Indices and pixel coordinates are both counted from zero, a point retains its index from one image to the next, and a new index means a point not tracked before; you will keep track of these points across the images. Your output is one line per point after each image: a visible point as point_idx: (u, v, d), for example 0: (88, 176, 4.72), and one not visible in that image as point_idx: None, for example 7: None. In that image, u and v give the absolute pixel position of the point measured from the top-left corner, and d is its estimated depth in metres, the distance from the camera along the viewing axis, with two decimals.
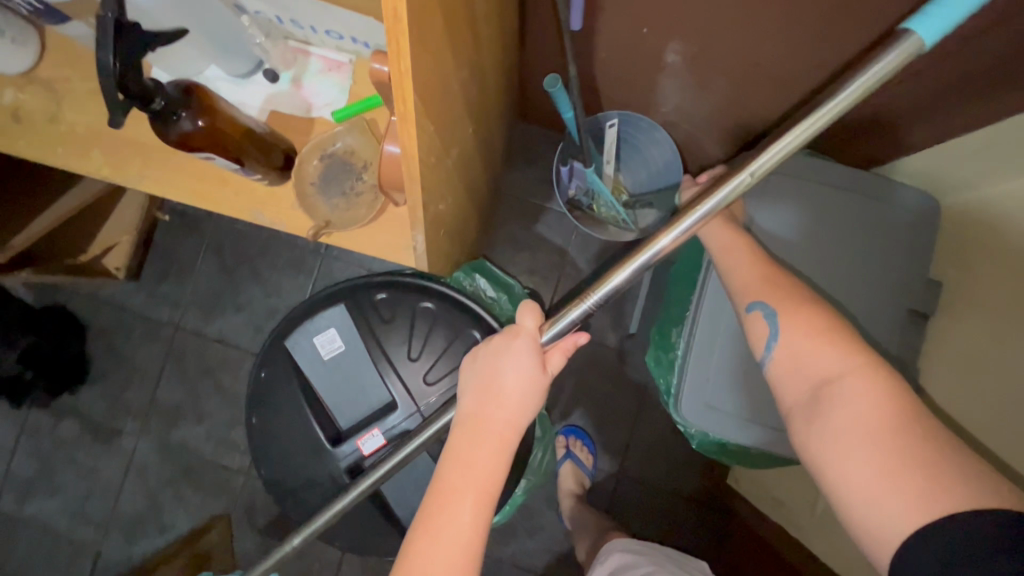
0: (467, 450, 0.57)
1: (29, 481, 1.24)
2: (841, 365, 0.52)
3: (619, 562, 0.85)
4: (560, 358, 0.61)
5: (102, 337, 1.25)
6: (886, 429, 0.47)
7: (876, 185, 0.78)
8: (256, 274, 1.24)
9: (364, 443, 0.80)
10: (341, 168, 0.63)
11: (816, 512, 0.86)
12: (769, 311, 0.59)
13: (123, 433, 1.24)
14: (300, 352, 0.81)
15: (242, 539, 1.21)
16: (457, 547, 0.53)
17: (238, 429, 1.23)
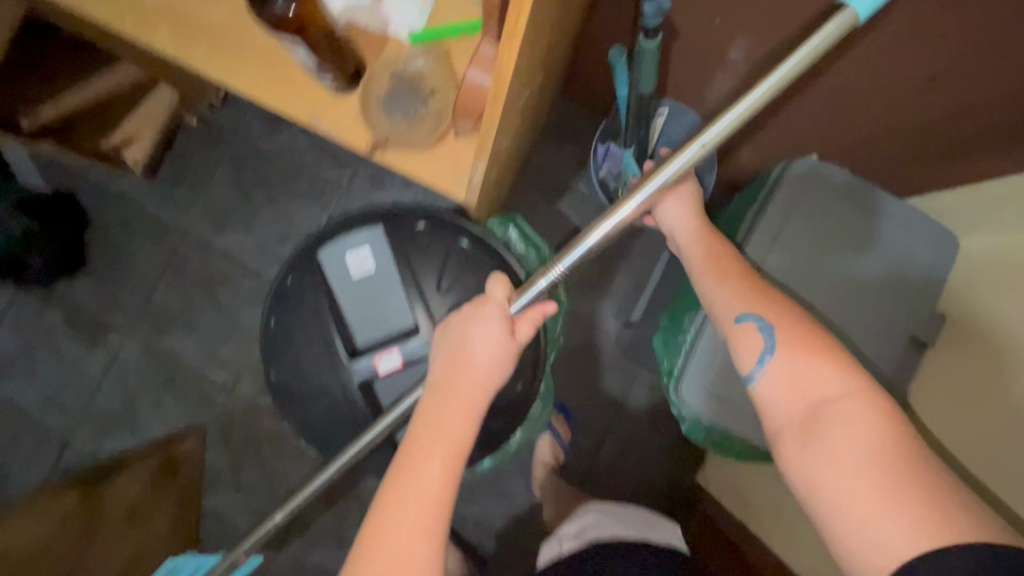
0: (436, 413, 0.61)
1: (8, 359, 1.22)
2: (839, 384, 0.55)
3: (599, 510, 0.94)
4: (529, 326, 0.67)
5: (106, 229, 1.22)
6: (884, 457, 0.49)
7: (860, 224, 0.81)
8: (273, 199, 1.23)
9: (381, 362, 0.81)
10: (408, 91, 0.62)
11: (781, 517, 0.94)
12: (763, 324, 0.62)
13: (111, 329, 1.22)
14: (330, 264, 0.81)
15: (214, 453, 1.22)
16: (426, 497, 0.55)
17: (228, 347, 1.23)
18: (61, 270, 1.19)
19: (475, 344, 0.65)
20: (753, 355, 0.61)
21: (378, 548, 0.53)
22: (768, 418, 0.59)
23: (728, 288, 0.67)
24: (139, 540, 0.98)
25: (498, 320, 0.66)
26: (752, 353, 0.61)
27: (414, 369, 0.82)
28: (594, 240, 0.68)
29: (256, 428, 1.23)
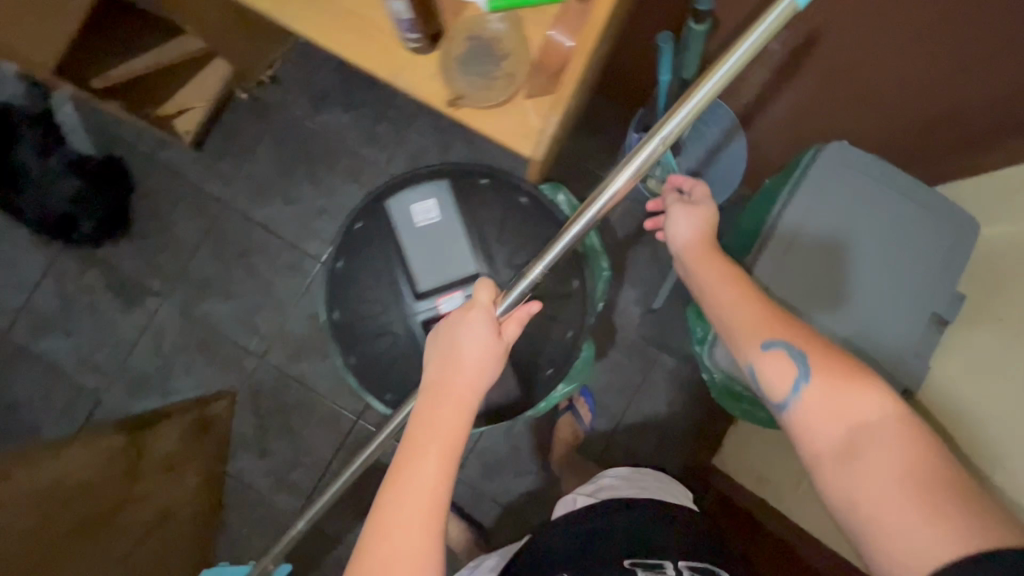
0: (431, 413, 0.61)
1: (47, 317, 1.25)
2: (879, 409, 0.54)
3: (621, 471, 1.04)
4: (515, 327, 0.66)
5: (150, 196, 1.27)
6: (928, 482, 0.49)
7: (862, 236, 0.85)
8: (312, 174, 1.28)
9: (444, 302, 0.83)
10: (485, 52, 0.68)
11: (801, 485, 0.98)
12: (796, 352, 0.59)
13: (149, 293, 1.26)
14: (397, 210, 0.85)
15: (241, 418, 1.25)
16: (420, 497, 0.56)
17: (261, 315, 1.27)
18: (105, 234, 1.23)
19: (464, 346, 0.64)
20: (787, 384, 0.59)
21: (375, 544, 0.55)
22: (803, 444, 0.57)
23: (739, 310, 0.65)
24: (170, 494, 1.03)
25: (484, 323, 0.64)
26: (786, 381, 0.59)
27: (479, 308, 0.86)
28: (573, 236, 0.66)
29: (283, 395, 1.26)
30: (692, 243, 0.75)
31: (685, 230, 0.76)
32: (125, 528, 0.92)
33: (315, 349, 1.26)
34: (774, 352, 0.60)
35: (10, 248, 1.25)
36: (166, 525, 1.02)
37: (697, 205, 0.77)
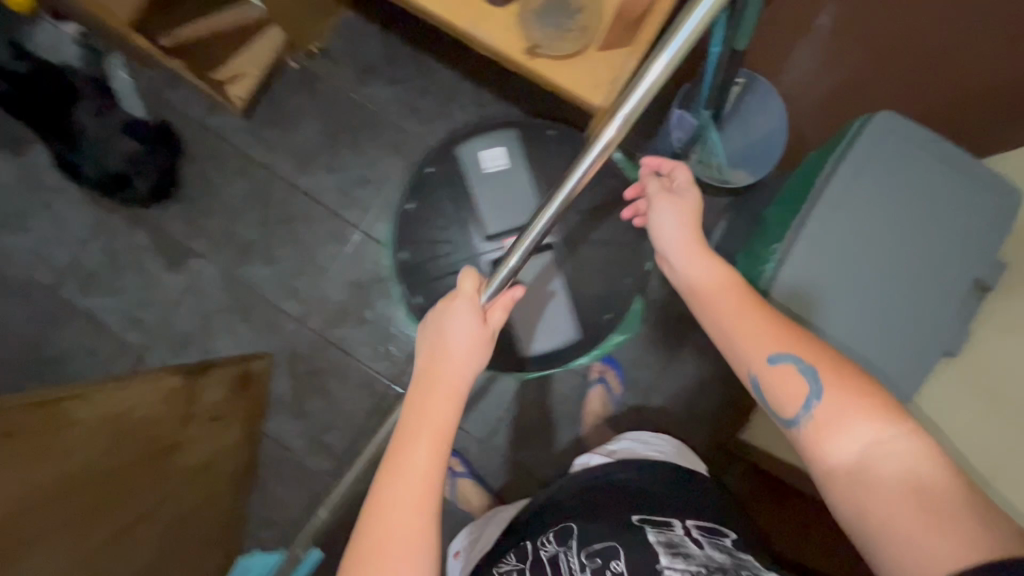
0: (423, 401, 0.69)
1: (92, 274, 1.29)
2: (890, 429, 0.59)
3: (637, 437, 1.10)
4: (501, 312, 0.74)
5: (198, 160, 1.30)
6: (936, 496, 0.54)
7: (884, 235, 0.85)
8: (356, 145, 1.30)
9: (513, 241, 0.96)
10: (558, 10, 0.81)
11: None
12: (807, 368, 0.64)
13: (193, 254, 1.29)
14: (471, 157, 0.99)
15: (278, 379, 1.28)
16: (414, 484, 0.63)
17: (301, 280, 1.30)
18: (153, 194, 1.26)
19: (451, 339, 0.71)
20: (798, 399, 0.64)
21: (375, 523, 0.62)
22: (815, 459, 0.62)
23: (748, 320, 0.69)
24: (215, 444, 1.05)
25: (468, 314, 0.72)
26: (797, 399, 0.64)
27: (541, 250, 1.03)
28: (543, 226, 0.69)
29: (319, 359, 1.29)
30: (680, 237, 0.79)
31: (666, 220, 0.80)
32: (181, 468, 0.94)
33: (352, 315, 1.29)
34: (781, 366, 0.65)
35: (61, 206, 1.29)
36: (209, 474, 1.04)
37: (679, 196, 0.81)
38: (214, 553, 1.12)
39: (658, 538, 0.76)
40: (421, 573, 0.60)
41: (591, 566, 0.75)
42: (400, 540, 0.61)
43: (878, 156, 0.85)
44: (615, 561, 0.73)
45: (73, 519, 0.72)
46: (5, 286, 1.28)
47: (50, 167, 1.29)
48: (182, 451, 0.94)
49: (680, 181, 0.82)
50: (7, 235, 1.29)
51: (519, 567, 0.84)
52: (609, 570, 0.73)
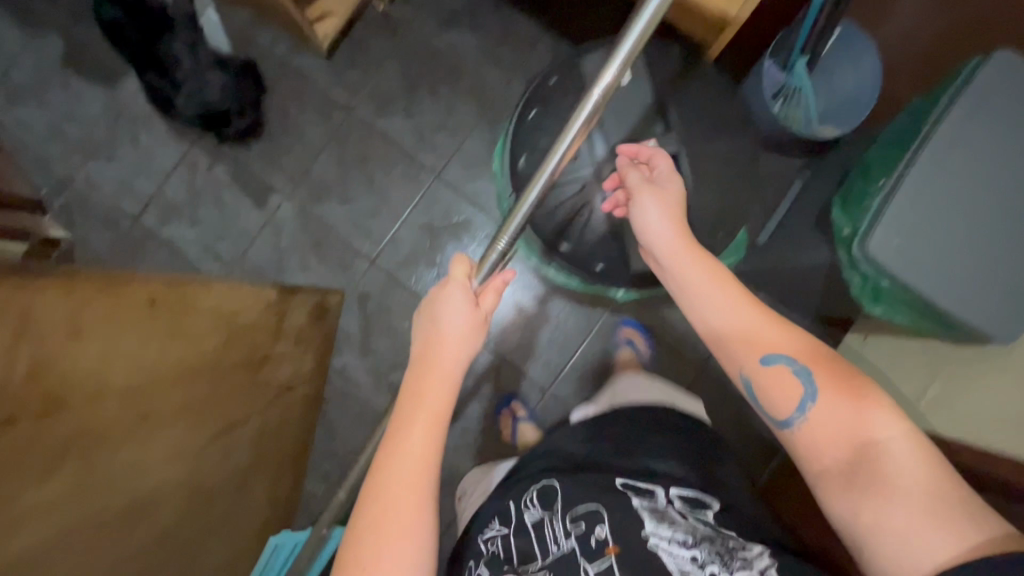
0: (413, 387, 0.69)
1: (175, 205, 1.33)
2: (885, 428, 0.58)
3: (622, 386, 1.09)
4: (491, 296, 0.75)
5: (280, 100, 1.33)
6: (930, 494, 0.54)
7: (983, 188, 0.79)
8: (434, 91, 1.33)
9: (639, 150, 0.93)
10: None
11: (923, 399, 0.94)
12: (800, 368, 0.65)
13: (271, 191, 1.33)
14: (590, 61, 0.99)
15: (348, 317, 1.31)
16: (406, 469, 0.64)
17: (375, 221, 1.32)
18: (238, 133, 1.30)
19: (445, 323, 0.72)
20: (795, 401, 0.64)
21: (371, 502, 0.63)
22: (809, 459, 0.62)
23: (742, 320, 0.69)
24: (292, 368, 1.07)
25: (459, 298, 0.73)
26: (793, 400, 0.64)
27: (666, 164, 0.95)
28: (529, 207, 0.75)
29: (388, 299, 1.31)
30: (671, 229, 0.78)
31: (651, 207, 0.79)
32: (265, 383, 0.96)
33: (422, 257, 1.32)
34: (775, 366, 0.66)
35: (149, 138, 1.33)
36: (287, 396, 1.07)
37: (663, 187, 0.81)
38: (283, 479, 1.14)
39: (644, 504, 0.74)
40: (420, 549, 0.61)
41: (576, 534, 0.72)
42: (398, 515, 0.62)
43: (989, 107, 0.79)
44: (599, 526, 0.71)
45: (184, 405, 0.72)
46: (92, 212, 1.32)
47: (141, 100, 1.33)
48: (269, 367, 0.96)
49: (661, 171, 0.84)
50: (95, 164, 1.33)
51: (504, 532, 0.80)
52: (594, 537, 0.70)
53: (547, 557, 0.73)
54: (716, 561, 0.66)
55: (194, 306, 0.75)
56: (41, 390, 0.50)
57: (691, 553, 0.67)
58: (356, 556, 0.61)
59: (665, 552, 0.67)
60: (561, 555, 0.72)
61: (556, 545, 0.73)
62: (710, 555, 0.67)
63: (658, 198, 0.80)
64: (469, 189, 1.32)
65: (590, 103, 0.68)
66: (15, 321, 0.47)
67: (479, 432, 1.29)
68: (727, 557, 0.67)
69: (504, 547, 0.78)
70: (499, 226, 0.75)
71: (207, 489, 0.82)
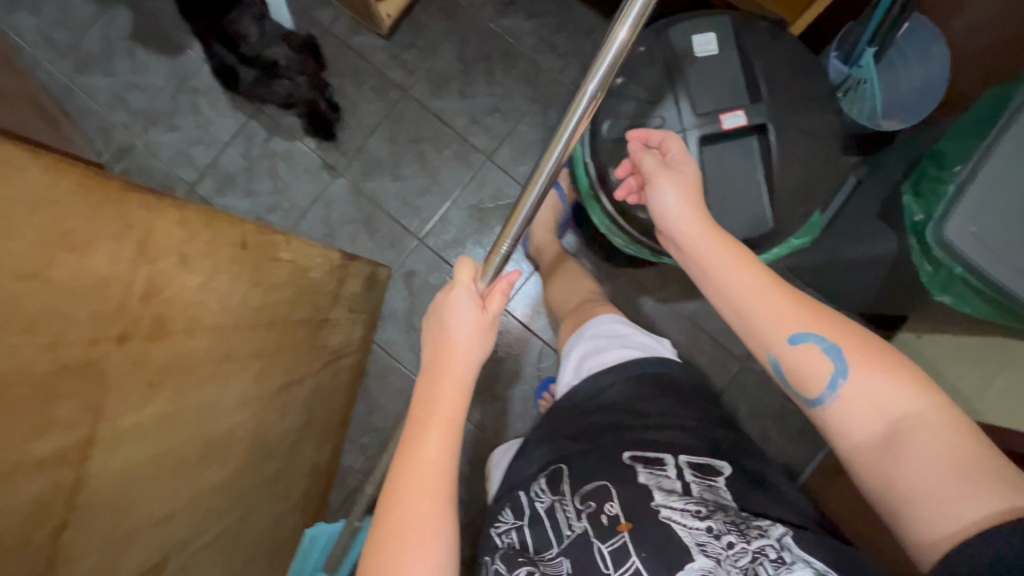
0: (425, 392, 0.64)
1: (230, 176, 1.35)
2: (918, 399, 0.53)
3: (589, 347, 0.86)
4: (498, 299, 0.69)
5: (338, 76, 1.35)
6: (970, 460, 0.49)
7: None
8: (489, 73, 1.35)
9: (728, 119, 0.95)
10: None
11: (990, 389, 0.90)
12: (828, 344, 0.58)
13: (326, 165, 1.35)
14: (682, 38, 0.97)
15: (394, 293, 1.32)
16: (426, 476, 0.59)
17: (425, 199, 1.34)
18: (313, 120, 1.32)
19: (452, 330, 0.67)
20: (824, 378, 0.57)
21: (392, 511, 0.58)
22: (841, 436, 0.56)
23: (764, 301, 0.62)
24: (344, 335, 1.09)
25: (461, 305, 0.67)
26: (822, 377, 0.57)
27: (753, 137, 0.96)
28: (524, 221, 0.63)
29: (434, 277, 1.32)
30: (692, 213, 0.71)
31: (669, 194, 0.73)
32: (322, 346, 0.97)
33: (470, 237, 1.33)
34: (803, 347, 0.59)
35: (209, 109, 1.36)
36: (338, 363, 1.08)
37: (677, 168, 0.75)
38: (326, 447, 1.14)
39: (651, 481, 0.62)
40: (445, 556, 0.57)
41: (587, 513, 0.61)
42: (421, 524, 0.57)
43: None
44: (610, 503, 0.61)
45: (256, 353, 0.73)
46: (149, 179, 1.35)
47: (203, 72, 1.36)
48: (326, 330, 0.97)
49: (675, 154, 0.77)
50: (156, 132, 1.36)
51: (517, 526, 0.66)
52: (605, 514, 0.60)
53: (561, 543, 0.61)
54: (732, 530, 0.55)
55: (274, 255, 0.76)
56: (150, 312, 0.52)
57: (706, 523, 0.56)
58: (377, 560, 0.56)
59: (677, 523, 0.57)
60: (576, 539, 0.60)
61: (570, 529, 0.61)
62: (725, 524, 0.56)
63: (678, 181, 0.73)
64: (520, 172, 1.33)
65: (573, 121, 0.54)
66: (137, 240, 0.50)
67: (519, 414, 1.29)
68: (742, 526, 0.56)
69: (520, 544, 0.64)
70: (494, 242, 0.64)
71: (268, 442, 0.83)
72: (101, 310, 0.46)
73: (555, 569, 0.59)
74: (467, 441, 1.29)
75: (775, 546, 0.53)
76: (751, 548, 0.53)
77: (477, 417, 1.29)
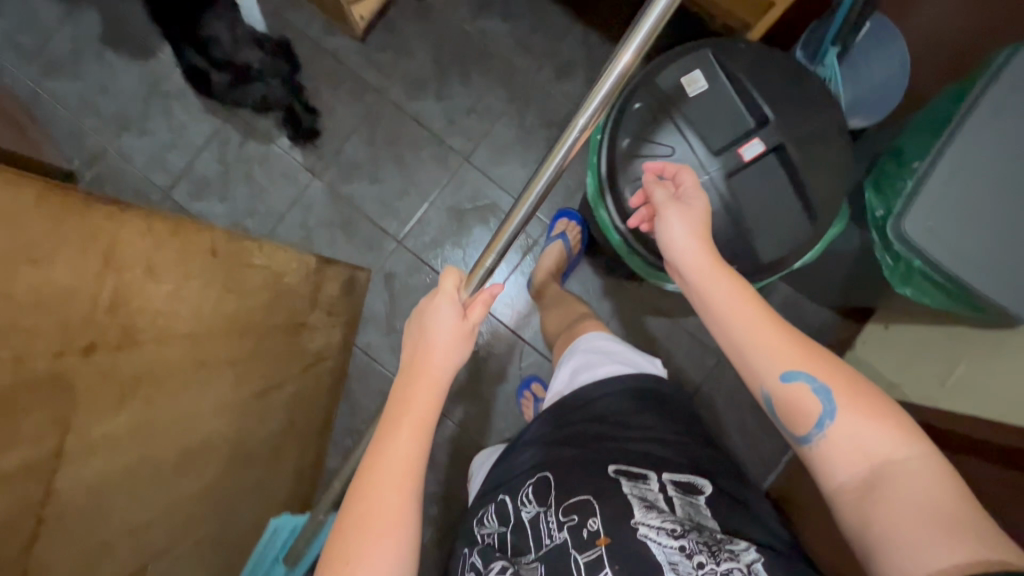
0: (403, 391, 0.65)
1: (205, 180, 1.34)
2: (904, 447, 0.51)
3: (580, 362, 0.84)
4: (480, 308, 0.68)
5: (312, 79, 1.35)
6: (954, 515, 0.46)
7: (1009, 170, 0.81)
8: (465, 75, 1.35)
9: (746, 150, 0.90)
10: None
11: (948, 382, 0.95)
12: (818, 385, 0.55)
13: (302, 168, 1.34)
14: (670, 81, 0.93)
15: (374, 295, 1.32)
16: (394, 471, 0.60)
17: (404, 200, 1.34)
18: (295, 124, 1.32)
19: (432, 334, 0.67)
20: (812, 419, 0.54)
21: (357, 501, 0.59)
22: (823, 476, 0.54)
23: (759, 339, 0.58)
24: (324, 339, 1.08)
25: (444, 308, 0.67)
26: (810, 418, 0.54)
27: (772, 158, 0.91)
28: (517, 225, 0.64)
29: (414, 279, 1.33)
30: (694, 247, 0.66)
31: (675, 230, 0.67)
32: (300, 351, 0.97)
33: (449, 238, 1.33)
34: (794, 386, 0.56)
35: (181, 113, 1.35)
36: (319, 367, 1.08)
37: (687, 203, 0.69)
38: (309, 451, 1.14)
39: (634, 494, 0.62)
40: (404, 553, 0.58)
41: (569, 525, 0.61)
42: (383, 519, 0.58)
43: (1014, 94, 0.81)
44: (592, 519, 0.60)
45: (232, 360, 0.73)
46: (122, 185, 1.33)
47: (175, 76, 1.35)
48: (304, 335, 0.97)
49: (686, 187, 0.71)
50: (128, 137, 1.34)
51: (501, 530, 0.67)
52: (586, 528, 0.60)
53: (540, 550, 0.61)
54: (703, 549, 0.56)
55: (247, 262, 0.76)
56: (117, 322, 0.52)
57: (679, 542, 0.56)
58: (338, 549, 0.57)
59: (653, 540, 0.56)
60: (554, 548, 0.60)
61: (549, 538, 0.62)
62: (697, 542, 0.56)
63: (687, 217, 0.68)
64: (497, 173, 1.34)
65: (573, 135, 0.56)
66: (102, 251, 0.50)
67: (501, 413, 1.30)
68: (714, 547, 0.56)
69: (499, 544, 0.66)
70: (488, 245, 0.65)
71: (247, 448, 0.83)
72: (67, 322, 0.46)
73: (530, 573, 0.59)
74: (450, 441, 1.29)
75: (742, 569, 0.54)
76: (719, 570, 0.54)
77: (459, 416, 1.30)
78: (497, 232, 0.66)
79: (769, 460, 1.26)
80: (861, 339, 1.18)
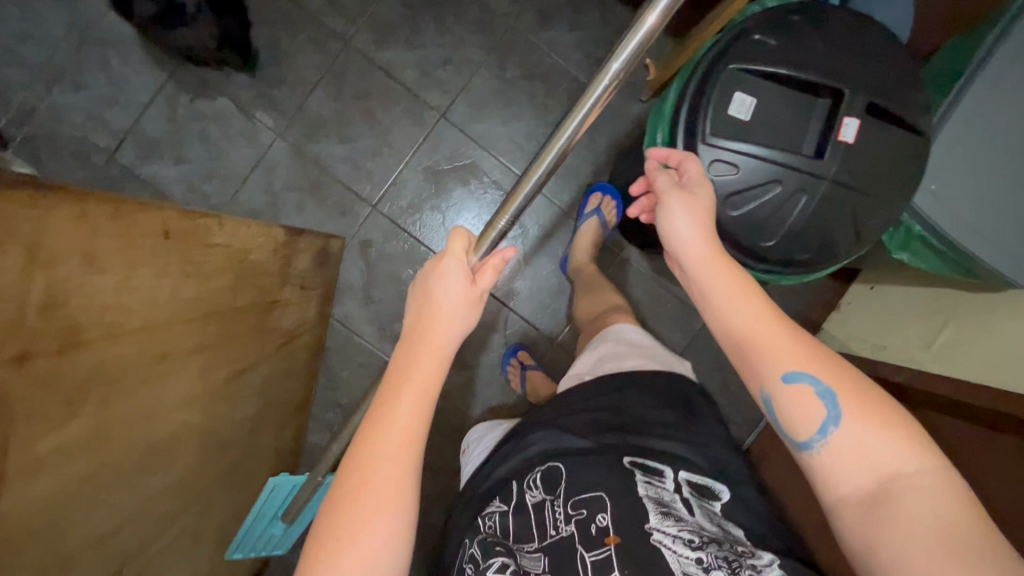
0: (404, 357, 0.60)
1: (154, 140, 1.21)
2: (914, 459, 0.48)
3: (609, 349, 0.85)
4: (491, 273, 0.63)
5: (267, 24, 1.21)
6: (962, 534, 0.44)
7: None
8: (439, 20, 1.23)
9: (846, 131, 0.77)
10: None
11: (932, 346, 0.96)
12: (823, 390, 0.51)
13: (263, 126, 1.23)
14: (723, 129, 0.78)
15: (349, 263, 1.25)
16: (394, 439, 0.56)
17: (377, 161, 1.25)
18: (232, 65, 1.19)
19: (436, 299, 0.62)
20: (815, 424, 0.51)
21: (352, 469, 0.55)
22: (823, 486, 0.51)
23: (769, 339, 0.55)
24: (298, 315, 1.02)
25: (454, 274, 0.62)
26: (813, 422, 0.51)
27: (876, 121, 0.79)
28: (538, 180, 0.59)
29: (391, 245, 1.26)
30: (698, 239, 0.61)
31: (682, 225, 0.62)
32: (272, 329, 0.91)
33: (427, 202, 1.25)
34: (798, 389, 0.52)
35: (120, 64, 1.20)
36: (294, 344, 1.02)
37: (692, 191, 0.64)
38: (289, 426, 1.10)
39: (649, 493, 0.61)
40: (398, 526, 0.53)
41: (577, 519, 0.61)
42: (376, 490, 0.53)
43: None
44: (602, 515, 0.60)
45: (198, 347, 0.67)
46: (59, 146, 1.19)
47: (109, 20, 1.19)
48: (276, 312, 0.91)
49: (689, 175, 0.66)
50: (59, 92, 1.19)
51: (501, 509, 0.66)
52: (596, 524, 0.59)
53: (542, 540, 0.61)
54: (722, 565, 0.55)
55: (206, 242, 0.68)
56: (55, 323, 0.45)
57: (697, 554, 0.55)
58: (331, 522, 0.53)
59: (667, 547, 0.56)
60: (559, 541, 0.60)
61: (555, 529, 0.61)
62: (716, 557, 0.55)
63: (694, 206, 0.63)
64: (477, 131, 1.25)
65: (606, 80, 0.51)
66: (30, 244, 0.42)
67: (486, 382, 1.28)
68: (734, 562, 0.55)
69: (499, 528, 0.65)
70: (501, 207, 0.60)
71: (220, 434, 0.77)
72: None
73: (533, 564, 0.59)
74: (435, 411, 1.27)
75: None
76: None
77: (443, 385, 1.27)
78: (513, 191, 0.60)
79: (751, 419, 1.28)
80: (847, 300, 1.17)
